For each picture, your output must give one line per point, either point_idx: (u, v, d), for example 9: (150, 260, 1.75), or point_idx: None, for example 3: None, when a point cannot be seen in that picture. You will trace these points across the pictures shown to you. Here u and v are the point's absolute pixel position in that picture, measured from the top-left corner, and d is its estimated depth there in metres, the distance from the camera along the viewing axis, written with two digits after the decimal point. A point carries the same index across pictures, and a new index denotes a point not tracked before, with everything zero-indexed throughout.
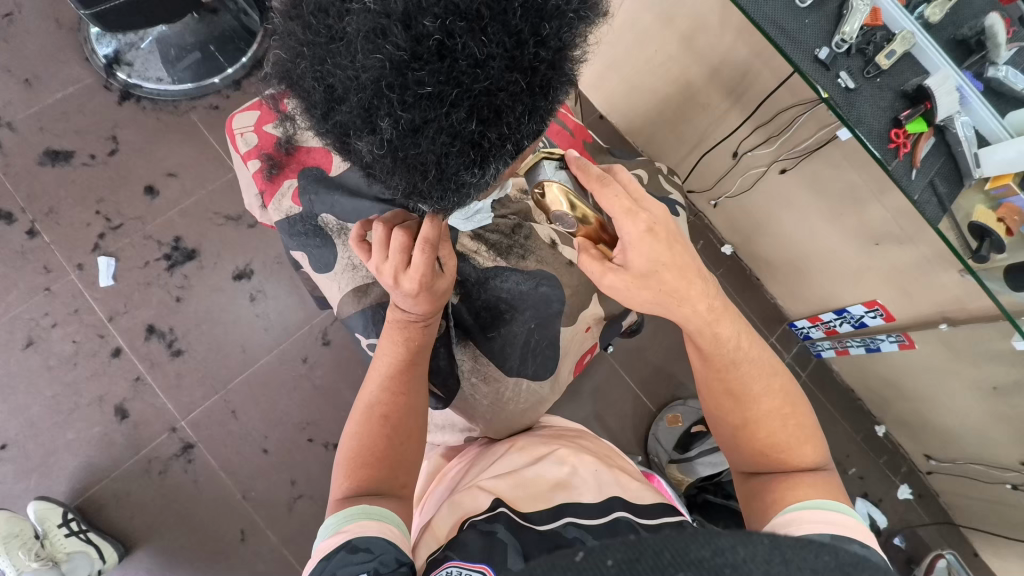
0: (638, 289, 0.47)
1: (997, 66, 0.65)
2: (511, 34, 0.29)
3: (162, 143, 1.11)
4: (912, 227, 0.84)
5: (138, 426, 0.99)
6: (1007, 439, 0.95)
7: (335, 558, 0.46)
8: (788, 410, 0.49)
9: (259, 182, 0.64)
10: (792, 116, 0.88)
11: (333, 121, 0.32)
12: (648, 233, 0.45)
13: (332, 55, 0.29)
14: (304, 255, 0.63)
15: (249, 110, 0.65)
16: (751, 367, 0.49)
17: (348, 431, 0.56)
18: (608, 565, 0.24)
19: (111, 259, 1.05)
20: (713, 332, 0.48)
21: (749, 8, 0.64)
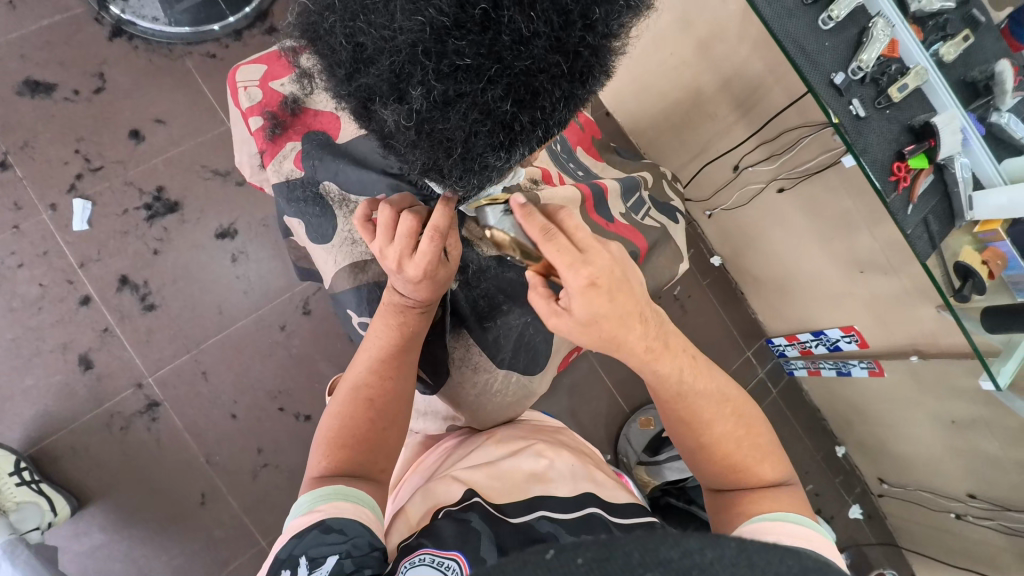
0: (584, 334, 0.44)
1: (1000, 113, 0.66)
2: (560, 13, 0.28)
3: (152, 86, 1.06)
4: (898, 259, 0.86)
5: (102, 378, 0.95)
6: (957, 471, 0.99)
7: (308, 538, 0.45)
8: (747, 430, 0.49)
9: (259, 141, 0.61)
10: (796, 137, 0.89)
11: (357, 84, 0.31)
12: (588, 286, 0.41)
13: (366, 12, 0.28)
14: (301, 223, 0.61)
15: (255, 63, 0.63)
16: (701, 397, 0.48)
17: (330, 411, 0.55)
18: (577, 565, 0.24)
19: (87, 202, 1.00)
20: (653, 370, 0.46)
21: (772, 24, 0.63)
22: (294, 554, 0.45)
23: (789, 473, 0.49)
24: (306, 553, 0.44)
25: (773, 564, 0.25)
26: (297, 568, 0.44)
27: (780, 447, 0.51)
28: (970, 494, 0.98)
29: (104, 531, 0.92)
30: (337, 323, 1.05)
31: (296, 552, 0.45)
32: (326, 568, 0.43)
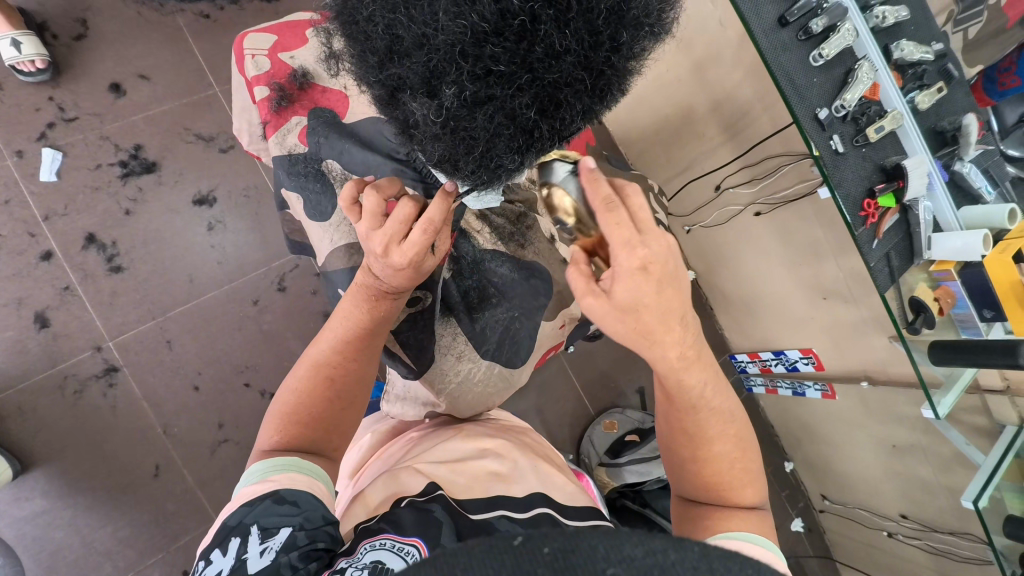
0: (613, 321, 0.41)
1: (963, 162, 0.70)
2: (591, 33, 0.28)
3: (139, 40, 1.01)
4: (858, 290, 0.91)
5: (58, 338, 0.91)
6: (892, 493, 1.06)
7: (259, 506, 0.45)
8: (741, 449, 0.49)
9: (264, 112, 0.60)
10: (777, 164, 0.93)
11: (387, 73, 0.31)
12: (640, 270, 0.39)
13: (409, 6, 0.28)
14: (299, 198, 0.60)
15: (263, 33, 0.61)
16: (713, 415, 0.47)
17: (290, 382, 0.55)
18: (543, 555, 0.24)
19: (57, 152, 0.95)
20: (680, 378, 0.44)
21: (769, 55, 0.66)
22: (246, 522, 0.45)
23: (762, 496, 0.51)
24: (258, 523, 0.44)
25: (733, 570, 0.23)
26: (248, 536, 0.44)
27: (761, 470, 0.51)
28: (901, 515, 1.05)
29: (47, 497, 0.89)
30: (312, 302, 1.04)
31: (248, 521, 0.45)
32: (279, 540, 0.43)
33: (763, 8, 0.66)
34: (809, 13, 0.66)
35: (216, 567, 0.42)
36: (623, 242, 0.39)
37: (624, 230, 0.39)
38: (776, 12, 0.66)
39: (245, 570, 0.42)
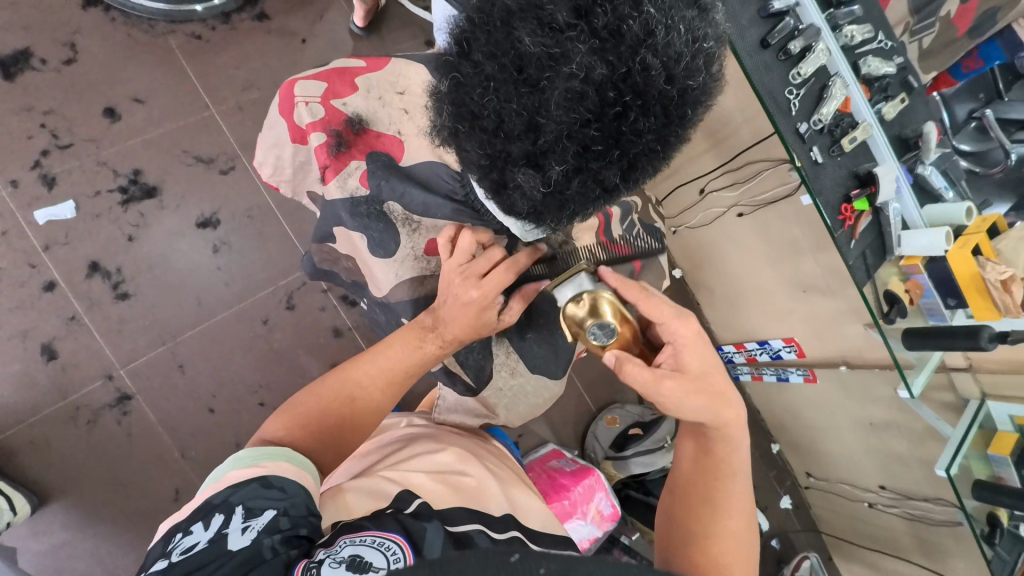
0: (692, 395, 0.49)
1: (924, 165, 0.77)
2: (665, 115, 0.35)
3: (130, 62, 1.01)
4: (835, 284, 0.98)
5: (67, 368, 0.91)
6: (869, 466, 1.15)
7: (246, 487, 0.46)
8: (749, 532, 0.53)
9: (322, 157, 0.63)
10: (758, 169, 1.00)
11: (495, 148, 0.37)
12: (697, 332, 0.50)
13: (524, 99, 0.34)
14: (363, 237, 0.64)
15: (311, 79, 0.64)
16: (741, 490, 0.52)
17: (320, 386, 0.59)
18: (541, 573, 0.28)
19: (72, 204, 0.95)
20: (732, 441, 0.52)
21: (754, 78, 0.72)
22: (231, 500, 0.45)
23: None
24: (243, 502, 0.45)
25: None
26: (230, 514, 0.44)
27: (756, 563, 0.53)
28: (880, 486, 1.15)
29: (68, 528, 0.88)
30: (321, 318, 1.05)
31: (233, 499, 0.45)
32: (261, 520, 0.44)
33: (746, 32, 0.71)
34: (787, 36, 0.72)
35: (194, 539, 0.42)
36: (675, 315, 0.49)
37: (665, 308, 0.50)
38: (758, 36, 0.72)
39: (222, 546, 0.41)
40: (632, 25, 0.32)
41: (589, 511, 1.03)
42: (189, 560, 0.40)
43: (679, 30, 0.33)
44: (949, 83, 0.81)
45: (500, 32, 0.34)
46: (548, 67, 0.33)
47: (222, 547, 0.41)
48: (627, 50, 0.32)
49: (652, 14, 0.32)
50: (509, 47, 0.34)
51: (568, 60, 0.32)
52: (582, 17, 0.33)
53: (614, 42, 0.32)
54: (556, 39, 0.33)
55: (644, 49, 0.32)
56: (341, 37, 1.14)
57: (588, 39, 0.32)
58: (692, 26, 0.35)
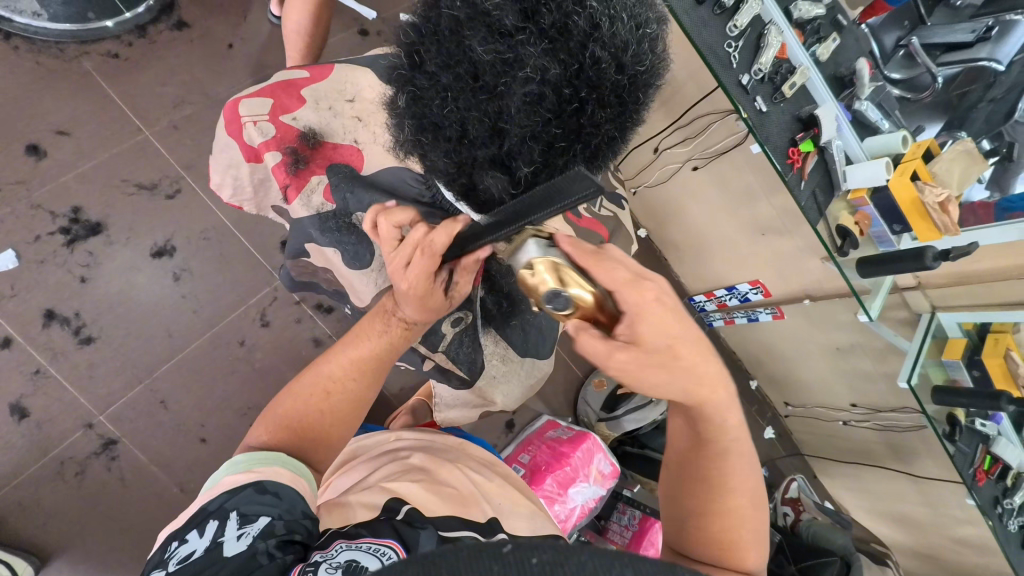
0: (645, 367, 0.43)
1: (861, 100, 0.78)
2: (618, 104, 0.40)
3: (46, 94, 0.95)
4: (792, 224, 1.03)
5: (42, 424, 0.88)
6: (840, 387, 1.24)
7: (241, 493, 0.46)
8: (759, 503, 0.52)
9: (281, 177, 0.62)
10: (707, 123, 1.02)
11: (465, 153, 0.42)
12: (657, 302, 0.42)
13: (486, 107, 0.39)
14: (337, 252, 0.64)
15: (257, 96, 0.63)
16: (745, 465, 0.51)
17: (293, 381, 0.58)
18: (532, 563, 0.23)
19: (11, 254, 0.89)
20: (722, 418, 0.48)
21: (691, 33, 0.68)
22: (225, 506, 0.45)
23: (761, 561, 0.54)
24: (237, 509, 0.45)
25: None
26: (225, 521, 0.44)
27: (766, 531, 0.53)
28: (851, 403, 1.23)
29: None
30: (299, 331, 1.03)
31: (228, 506, 0.45)
32: (256, 527, 0.44)
33: None
34: None
35: (192, 547, 0.43)
36: (626, 282, 0.42)
37: (619, 273, 0.43)
38: None
39: (219, 552, 0.42)
40: (577, 21, 0.37)
41: (590, 473, 1.08)
42: (187, 567, 0.41)
43: (623, 19, 0.38)
44: (879, 11, 0.81)
45: (453, 44, 0.39)
46: (505, 75, 0.38)
47: (218, 555, 0.42)
48: (576, 45, 0.37)
49: (595, 9, 0.37)
50: (464, 58, 0.39)
51: (522, 64, 0.37)
52: (529, 20, 0.37)
53: (563, 40, 0.37)
54: (508, 44, 0.37)
55: (592, 42, 0.37)
56: (266, 36, 1.09)
57: (539, 40, 0.37)
58: (634, 13, 0.39)
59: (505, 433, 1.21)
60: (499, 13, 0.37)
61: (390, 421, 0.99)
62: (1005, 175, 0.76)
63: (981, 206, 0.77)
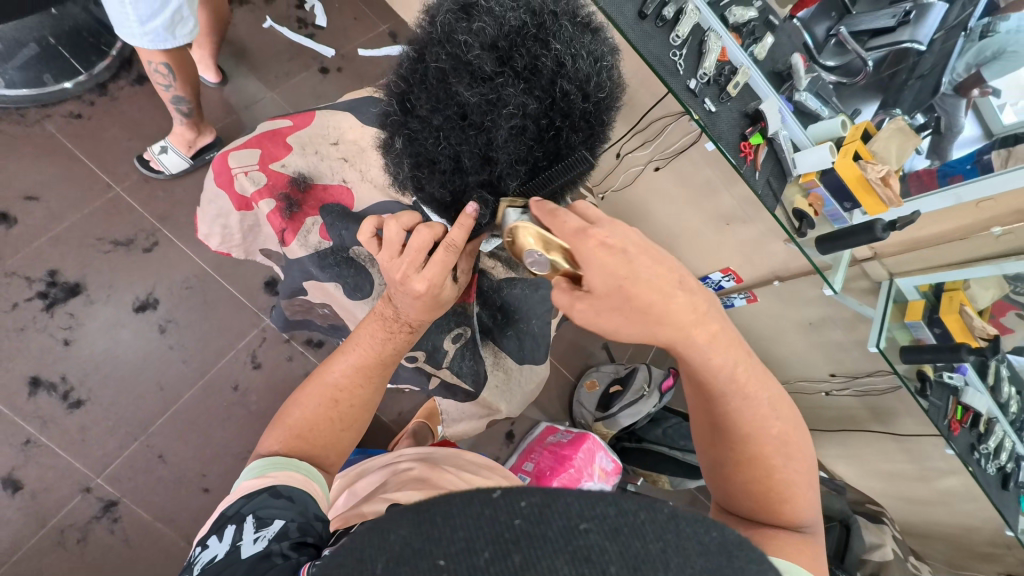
0: (606, 313, 0.43)
1: (800, 92, 0.76)
2: (588, 126, 0.47)
3: (12, 162, 0.95)
4: (751, 211, 1.09)
5: (37, 494, 0.86)
6: (819, 359, 1.30)
7: (257, 499, 0.47)
8: (791, 437, 0.49)
9: (277, 222, 0.65)
10: (663, 125, 1.07)
11: (458, 179, 0.49)
12: (600, 247, 0.40)
13: (475, 140, 0.45)
14: (338, 285, 0.66)
15: (244, 148, 0.65)
16: (754, 406, 0.47)
17: (300, 399, 0.57)
18: (520, 508, 0.24)
19: None
20: (709, 363, 0.44)
21: (638, 44, 0.70)
22: (243, 511, 0.46)
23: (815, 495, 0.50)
24: (253, 512, 0.46)
25: (696, 534, 0.24)
26: (243, 523, 0.45)
27: (809, 480, 0.49)
28: (830, 373, 1.30)
29: None
30: (291, 368, 1.03)
31: (245, 510, 0.46)
32: (271, 529, 0.44)
33: (622, 8, 0.69)
34: (659, 2, 0.71)
35: (212, 552, 0.44)
36: (574, 234, 0.41)
37: (569, 224, 0.42)
38: (633, 9, 0.71)
39: (235, 555, 0.42)
40: (545, 62, 0.43)
41: (594, 471, 1.09)
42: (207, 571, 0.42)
43: (584, 56, 0.44)
44: (811, 3, 0.75)
45: (441, 90, 0.45)
46: (490, 113, 0.44)
47: (235, 559, 0.42)
48: (547, 83, 0.43)
49: (559, 50, 0.43)
50: (453, 102, 0.45)
51: (505, 103, 0.43)
52: (505, 65, 0.43)
53: (536, 79, 0.43)
54: (490, 87, 0.43)
55: (560, 78, 0.43)
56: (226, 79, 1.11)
57: (516, 82, 0.43)
58: (591, 49, 0.45)
59: (506, 444, 1.23)
60: (478, 62, 0.43)
61: (393, 446, 1.01)
62: (941, 144, 0.76)
63: (925, 173, 0.77)
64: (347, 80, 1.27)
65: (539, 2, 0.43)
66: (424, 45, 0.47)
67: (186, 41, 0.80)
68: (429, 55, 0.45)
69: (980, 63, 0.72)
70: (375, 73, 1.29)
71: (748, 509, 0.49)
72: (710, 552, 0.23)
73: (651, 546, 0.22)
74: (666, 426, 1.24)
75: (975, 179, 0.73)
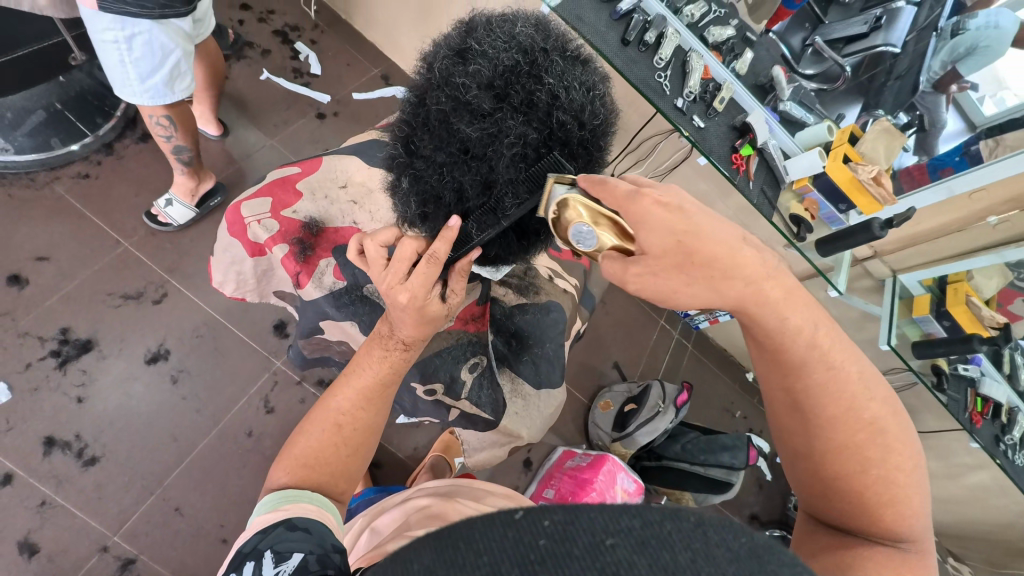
0: (667, 276, 0.41)
1: (784, 102, 0.77)
2: (586, 153, 0.48)
3: (23, 225, 0.97)
4: (749, 220, 1.10)
5: (53, 557, 0.84)
6: None
7: (273, 533, 0.45)
8: (892, 431, 0.44)
9: (291, 266, 0.66)
10: (654, 143, 1.09)
11: (465, 212, 0.50)
12: (656, 205, 0.40)
13: (479, 172, 0.47)
14: (354, 323, 0.68)
15: (255, 198, 0.67)
16: (842, 377, 0.43)
17: (305, 427, 0.56)
18: (544, 528, 0.23)
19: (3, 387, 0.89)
20: (784, 321, 0.42)
21: (624, 69, 0.74)
22: (260, 547, 0.44)
23: (924, 515, 0.44)
24: (271, 548, 0.44)
25: (723, 537, 0.23)
26: (261, 560, 0.43)
27: (913, 476, 0.44)
28: None
29: None
30: (305, 410, 1.03)
31: (262, 546, 0.45)
32: (291, 562, 0.42)
33: (607, 35, 0.74)
34: (641, 28, 0.74)
35: None
36: (628, 196, 0.41)
37: (618, 187, 0.41)
38: (617, 36, 0.74)
39: None
40: (540, 95, 0.45)
41: (617, 493, 1.07)
42: None
43: (577, 87, 0.46)
44: (783, 16, 0.79)
45: (444, 129, 0.47)
46: (491, 147, 0.46)
47: None
48: (545, 115, 0.45)
49: (553, 84, 0.45)
50: (455, 138, 0.47)
51: (505, 136, 0.45)
52: (502, 101, 0.45)
53: (533, 111, 0.45)
54: (490, 121, 0.45)
55: (556, 109, 0.45)
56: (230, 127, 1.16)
57: (515, 114, 0.45)
58: (584, 80, 0.47)
59: (525, 472, 1.22)
60: (477, 100, 0.45)
61: (412, 482, 0.99)
62: (927, 140, 0.76)
63: (915, 169, 0.78)
64: (344, 123, 1.31)
65: (530, 41, 0.46)
66: (424, 91, 0.50)
67: (185, 95, 0.83)
68: (430, 98, 0.47)
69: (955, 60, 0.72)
70: (370, 115, 1.33)
71: (838, 514, 0.45)
72: (740, 555, 0.22)
73: (680, 556, 0.22)
74: (685, 441, 1.23)
75: (965, 171, 0.74)
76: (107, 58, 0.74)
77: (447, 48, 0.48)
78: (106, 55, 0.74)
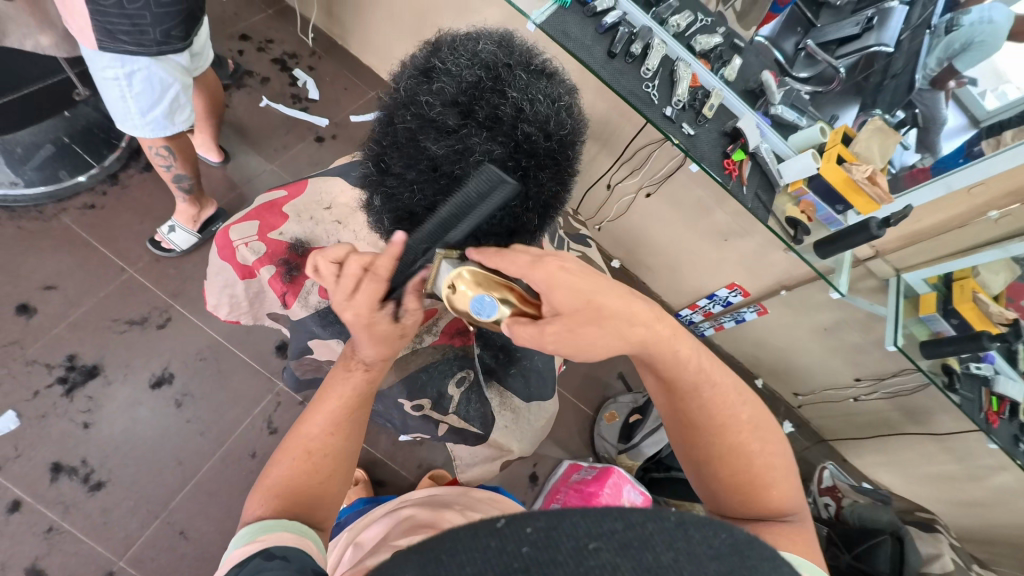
0: (581, 329, 0.44)
1: (775, 105, 0.77)
2: (553, 163, 0.49)
3: (31, 256, 1.00)
4: (747, 225, 1.10)
5: None
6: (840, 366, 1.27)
7: (250, 565, 0.44)
8: (763, 424, 0.51)
9: (278, 286, 0.67)
10: (648, 152, 1.12)
11: None
12: (561, 270, 0.43)
13: (448, 188, 0.47)
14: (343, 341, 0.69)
15: (243, 221, 0.68)
16: (721, 388, 0.50)
17: (276, 459, 0.55)
18: (528, 534, 0.23)
19: (12, 415, 0.90)
20: (674, 351, 0.48)
21: (610, 81, 0.74)
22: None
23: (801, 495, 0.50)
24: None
25: (704, 537, 0.23)
26: None
27: (786, 464, 0.50)
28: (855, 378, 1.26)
29: None
30: None
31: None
32: None
33: (592, 49, 0.75)
34: (626, 41, 0.75)
35: None
36: (527, 265, 0.44)
37: (519, 258, 0.44)
38: (603, 49, 0.75)
39: None
40: (505, 109, 0.46)
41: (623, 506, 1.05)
42: None
43: (541, 99, 0.47)
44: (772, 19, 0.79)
45: (412, 147, 0.48)
46: (459, 162, 0.46)
47: None
48: (510, 127, 0.46)
49: (516, 98, 0.46)
50: (423, 156, 0.47)
51: (472, 151, 0.45)
52: (467, 117, 0.46)
53: (498, 126, 0.46)
54: (456, 138, 0.45)
55: (521, 122, 0.46)
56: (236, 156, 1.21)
57: (480, 130, 0.45)
58: (548, 93, 0.48)
59: (530, 487, 1.21)
60: (442, 117, 0.46)
61: None
62: (927, 137, 0.76)
63: (917, 170, 0.77)
64: (342, 145, 1.33)
65: (493, 58, 0.48)
66: (392, 112, 0.51)
67: (185, 126, 0.86)
68: (398, 118, 0.49)
69: (950, 57, 0.72)
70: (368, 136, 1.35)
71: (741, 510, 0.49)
72: (722, 553, 0.23)
73: (664, 557, 0.22)
74: None
75: (964, 165, 0.73)
76: (108, 94, 0.77)
77: (413, 70, 0.50)
78: (108, 91, 0.77)
